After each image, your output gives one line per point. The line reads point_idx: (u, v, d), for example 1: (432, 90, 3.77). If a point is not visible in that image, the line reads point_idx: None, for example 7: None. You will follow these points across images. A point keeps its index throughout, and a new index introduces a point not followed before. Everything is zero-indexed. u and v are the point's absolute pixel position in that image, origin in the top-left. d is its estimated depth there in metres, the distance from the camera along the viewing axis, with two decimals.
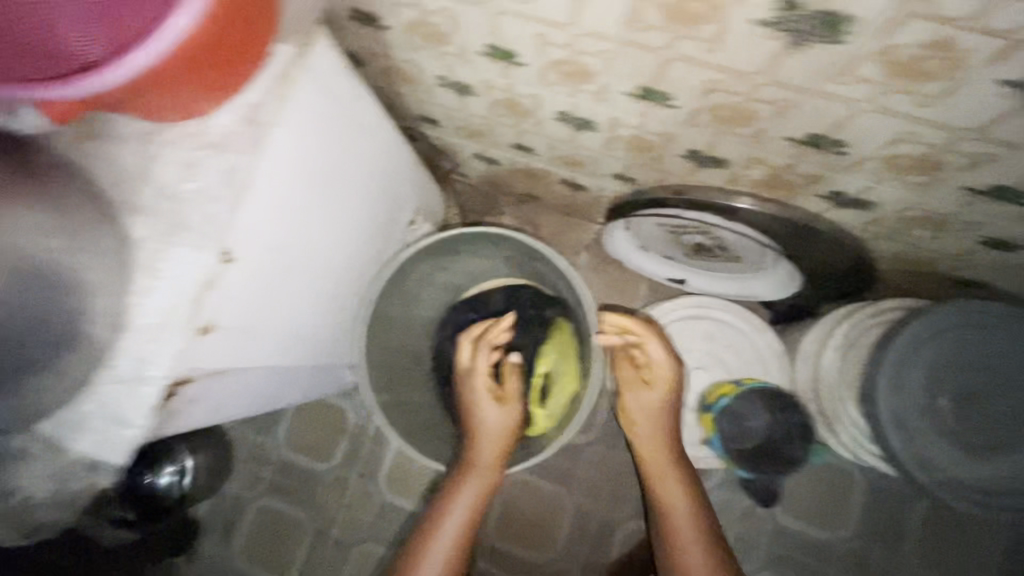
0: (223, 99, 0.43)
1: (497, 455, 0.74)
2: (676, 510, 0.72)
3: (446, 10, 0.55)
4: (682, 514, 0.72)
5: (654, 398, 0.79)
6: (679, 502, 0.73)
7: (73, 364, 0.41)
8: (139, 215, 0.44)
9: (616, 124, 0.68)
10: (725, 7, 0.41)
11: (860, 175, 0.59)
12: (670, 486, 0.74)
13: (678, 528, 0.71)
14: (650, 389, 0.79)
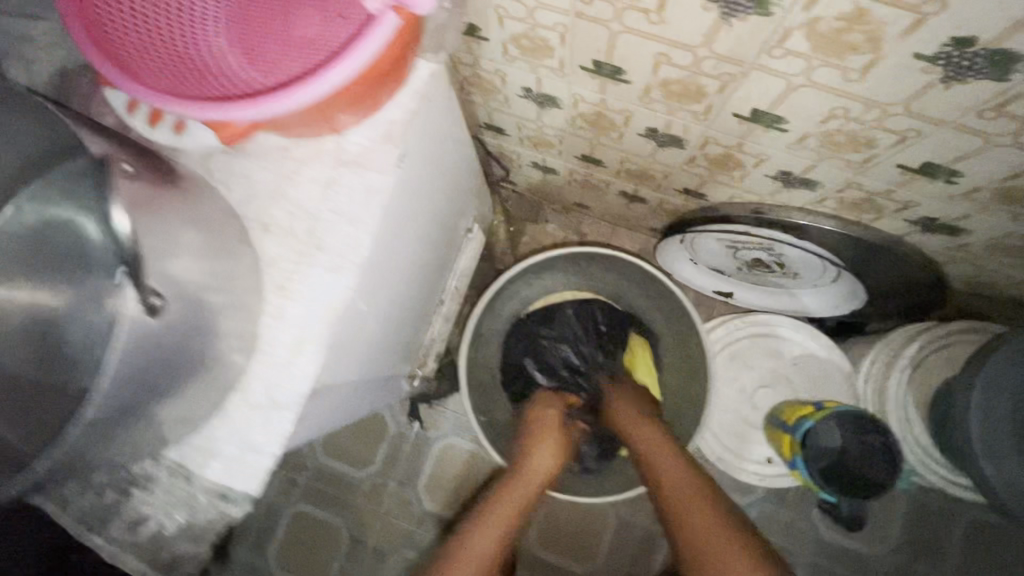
0: (365, 116, 0.41)
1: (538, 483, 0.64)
2: (661, 459, 0.62)
3: (562, 27, 0.54)
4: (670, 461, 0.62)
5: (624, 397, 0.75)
6: (659, 453, 0.63)
7: (210, 390, 0.39)
8: (272, 235, 0.42)
9: (707, 144, 0.67)
10: (888, 39, 0.40)
11: (970, 206, 0.59)
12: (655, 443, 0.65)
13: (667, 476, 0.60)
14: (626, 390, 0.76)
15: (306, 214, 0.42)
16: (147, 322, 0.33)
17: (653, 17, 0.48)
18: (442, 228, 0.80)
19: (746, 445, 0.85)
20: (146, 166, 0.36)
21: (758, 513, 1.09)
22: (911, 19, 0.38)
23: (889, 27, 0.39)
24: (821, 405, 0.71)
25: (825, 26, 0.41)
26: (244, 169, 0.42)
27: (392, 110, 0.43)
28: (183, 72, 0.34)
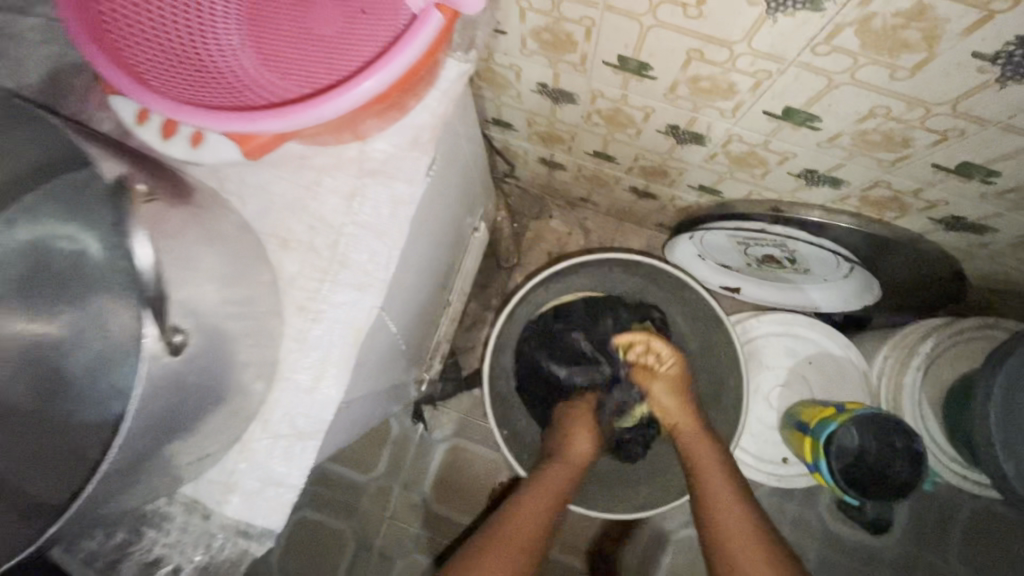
0: (391, 120, 0.38)
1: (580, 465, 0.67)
2: (707, 480, 0.63)
3: (589, 19, 0.51)
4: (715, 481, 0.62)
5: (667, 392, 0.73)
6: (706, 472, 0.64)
7: (230, 423, 0.36)
8: (292, 252, 0.39)
9: (730, 140, 0.65)
10: (945, 37, 0.38)
11: (1000, 206, 0.58)
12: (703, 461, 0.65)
13: (716, 503, 0.60)
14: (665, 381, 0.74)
15: (328, 228, 0.39)
16: (167, 361, 0.30)
17: (690, 11, 0.45)
18: (452, 228, 0.74)
19: (761, 445, 0.84)
20: (160, 184, 0.33)
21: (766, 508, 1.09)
22: (974, 17, 0.36)
23: (950, 25, 0.37)
24: (843, 407, 0.70)
25: (879, 23, 0.39)
26: (258, 179, 0.39)
27: (419, 113, 0.40)
28: (211, 85, 0.36)
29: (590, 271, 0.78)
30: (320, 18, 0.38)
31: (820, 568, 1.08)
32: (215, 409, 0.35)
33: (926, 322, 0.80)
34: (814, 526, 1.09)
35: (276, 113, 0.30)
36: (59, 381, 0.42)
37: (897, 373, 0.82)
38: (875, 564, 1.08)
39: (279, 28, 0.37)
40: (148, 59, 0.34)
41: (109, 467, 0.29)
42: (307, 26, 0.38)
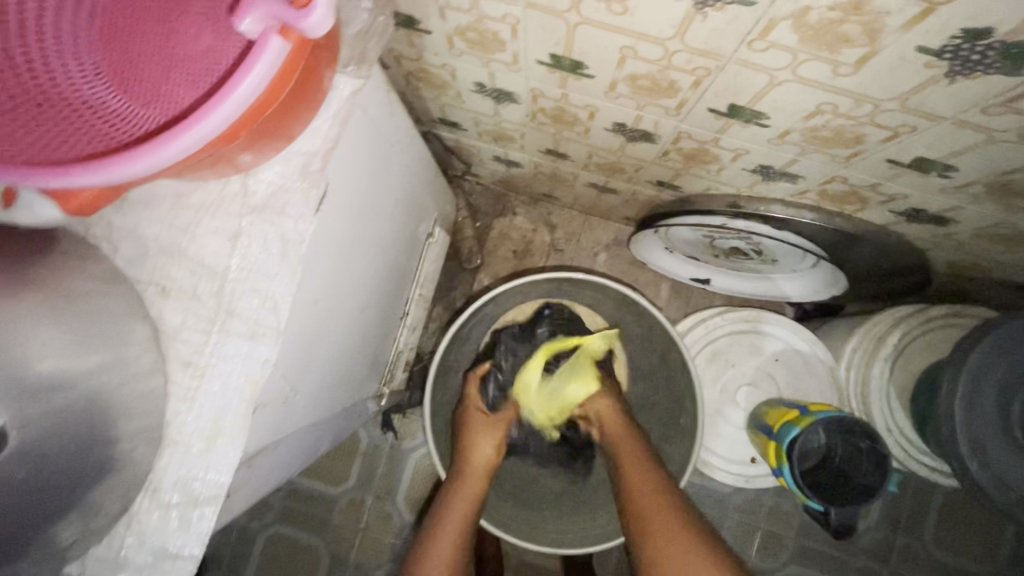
0: (273, 151, 0.34)
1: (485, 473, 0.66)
2: (634, 477, 0.58)
3: (512, 17, 0.47)
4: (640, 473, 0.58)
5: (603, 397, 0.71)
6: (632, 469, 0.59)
7: (114, 499, 0.32)
8: (173, 300, 0.35)
9: (679, 137, 0.61)
10: (887, 30, 0.35)
11: (961, 198, 0.55)
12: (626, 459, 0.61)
13: (638, 497, 0.56)
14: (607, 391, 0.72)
15: (211, 273, 0.35)
16: None
17: (615, 7, 0.41)
18: (396, 240, 0.71)
19: (730, 446, 0.82)
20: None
21: (743, 501, 1.08)
22: (916, 8, 0.32)
23: (890, 18, 0.34)
24: (805, 410, 0.69)
25: (815, 17, 0.35)
26: (130, 222, 0.35)
27: (308, 139, 0.35)
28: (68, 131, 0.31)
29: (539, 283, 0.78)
30: (186, 33, 0.33)
31: (799, 556, 1.08)
32: (85, 492, 0.31)
33: (897, 309, 0.78)
34: (793, 516, 1.08)
35: (90, 164, 0.25)
36: None
37: (865, 367, 0.80)
38: (853, 550, 1.08)
39: (137, 52, 0.32)
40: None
41: None
42: (170, 47, 0.33)
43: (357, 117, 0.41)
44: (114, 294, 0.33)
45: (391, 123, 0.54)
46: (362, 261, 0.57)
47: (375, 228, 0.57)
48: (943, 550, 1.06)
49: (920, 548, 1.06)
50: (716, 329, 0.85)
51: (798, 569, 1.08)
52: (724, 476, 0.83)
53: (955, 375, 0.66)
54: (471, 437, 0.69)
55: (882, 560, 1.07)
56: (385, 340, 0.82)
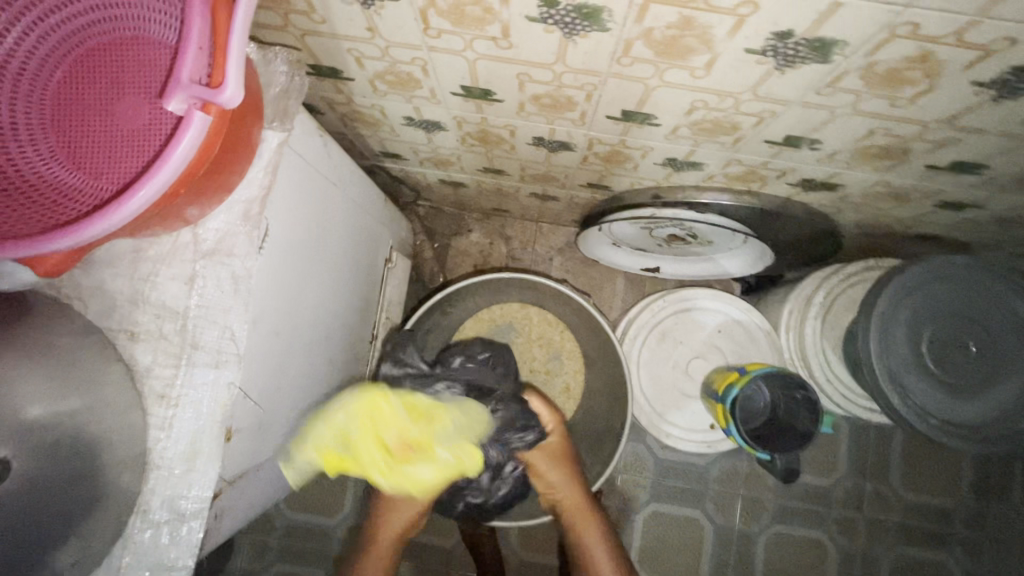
0: (215, 202, 0.39)
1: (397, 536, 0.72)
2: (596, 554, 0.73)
3: (420, 59, 0.53)
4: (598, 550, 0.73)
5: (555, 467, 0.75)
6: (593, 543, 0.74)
7: (105, 524, 0.37)
8: (142, 342, 0.40)
9: (593, 142, 0.68)
10: (717, 39, 0.42)
11: (838, 166, 0.63)
12: (583, 525, 0.75)
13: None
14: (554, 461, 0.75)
15: (174, 313, 0.40)
16: None
17: (501, 43, 0.48)
18: (354, 269, 0.76)
19: (690, 418, 0.89)
20: None
21: (721, 471, 1.14)
22: (729, 20, 0.39)
23: (715, 30, 0.41)
24: (745, 370, 0.76)
25: (657, 35, 0.42)
26: (95, 280, 0.40)
27: (245, 189, 0.41)
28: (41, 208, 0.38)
29: (498, 286, 0.85)
30: (126, 114, 0.38)
31: (780, 517, 1.13)
32: (77, 518, 0.35)
33: (819, 273, 0.85)
34: (767, 478, 1.14)
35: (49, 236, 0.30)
36: None
37: (799, 327, 0.87)
38: (830, 504, 1.13)
39: (90, 135, 0.38)
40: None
41: None
42: (114, 127, 0.38)
43: (296, 168, 0.48)
44: (88, 343, 0.37)
45: (330, 165, 0.61)
46: (320, 291, 0.62)
47: (329, 259, 0.63)
48: (910, 490, 1.12)
49: (889, 490, 1.13)
50: (663, 310, 0.92)
51: (781, 529, 1.13)
52: (688, 446, 0.89)
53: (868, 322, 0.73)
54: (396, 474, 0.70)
55: (857, 508, 1.13)
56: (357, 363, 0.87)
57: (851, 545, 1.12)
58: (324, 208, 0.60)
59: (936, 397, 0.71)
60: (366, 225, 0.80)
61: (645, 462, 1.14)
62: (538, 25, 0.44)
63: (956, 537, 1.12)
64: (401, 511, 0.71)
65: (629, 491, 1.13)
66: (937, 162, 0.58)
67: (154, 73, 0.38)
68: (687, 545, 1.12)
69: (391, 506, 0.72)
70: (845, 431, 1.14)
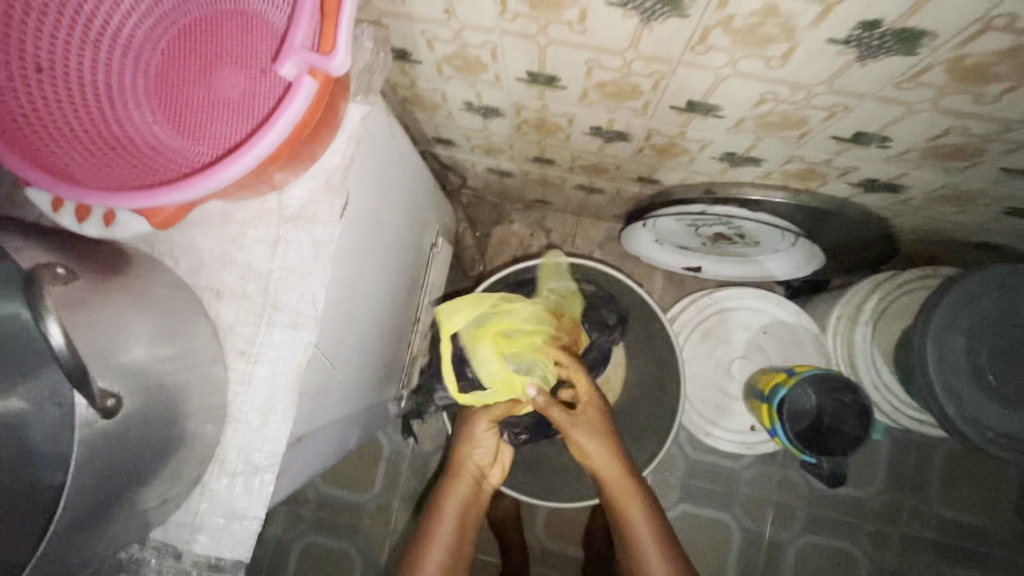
0: (302, 169, 0.41)
1: (475, 479, 0.68)
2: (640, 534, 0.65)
3: (491, 43, 0.54)
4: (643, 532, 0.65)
5: (591, 433, 0.67)
6: (636, 523, 0.65)
7: (190, 467, 0.39)
8: (226, 300, 0.42)
9: (651, 133, 0.67)
10: (800, 28, 0.41)
11: (905, 165, 0.61)
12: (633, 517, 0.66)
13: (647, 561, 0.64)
14: (595, 424, 0.67)
15: (257, 274, 0.42)
16: (101, 424, 0.31)
17: (576, 27, 0.48)
18: (406, 250, 0.78)
19: (728, 417, 0.90)
20: (81, 266, 0.34)
21: (753, 475, 1.13)
22: (815, 8, 0.39)
23: (799, 19, 0.41)
24: (793, 371, 0.75)
25: (738, 22, 0.42)
26: (187, 239, 0.42)
27: (330, 158, 0.43)
28: (140, 167, 0.40)
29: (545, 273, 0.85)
30: (225, 81, 0.40)
31: (812, 527, 1.11)
32: (166, 457, 0.36)
33: (872, 278, 0.83)
34: (800, 486, 1.12)
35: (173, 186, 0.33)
36: (17, 450, 0.40)
37: (848, 332, 0.85)
38: (865, 517, 1.11)
39: (188, 102, 0.40)
40: (78, 160, 0.38)
41: (61, 530, 0.31)
42: (212, 93, 0.40)
43: (374, 143, 0.50)
44: (181, 297, 0.39)
45: (394, 146, 0.63)
46: (378, 267, 0.64)
47: (387, 238, 0.65)
48: (952, 508, 1.09)
49: (928, 508, 1.10)
50: (707, 309, 0.92)
51: (813, 539, 1.11)
52: (726, 444, 0.91)
53: (925, 330, 0.71)
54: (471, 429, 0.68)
55: (893, 523, 1.10)
56: (401, 346, 0.89)
57: (884, 560, 1.10)
58: (386, 186, 0.61)
59: (993, 410, 0.69)
60: (419, 209, 0.82)
61: (675, 461, 1.14)
62: (616, 10, 0.44)
63: (999, 562, 1.08)
64: (483, 451, 0.69)
65: (658, 489, 1.13)
66: (1013, 164, 0.56)
67: (252, 44, 0.40)
68: (715, 548, 1.11)
69: (469, 449, 0.68)
70: (884, 443, 1.11)
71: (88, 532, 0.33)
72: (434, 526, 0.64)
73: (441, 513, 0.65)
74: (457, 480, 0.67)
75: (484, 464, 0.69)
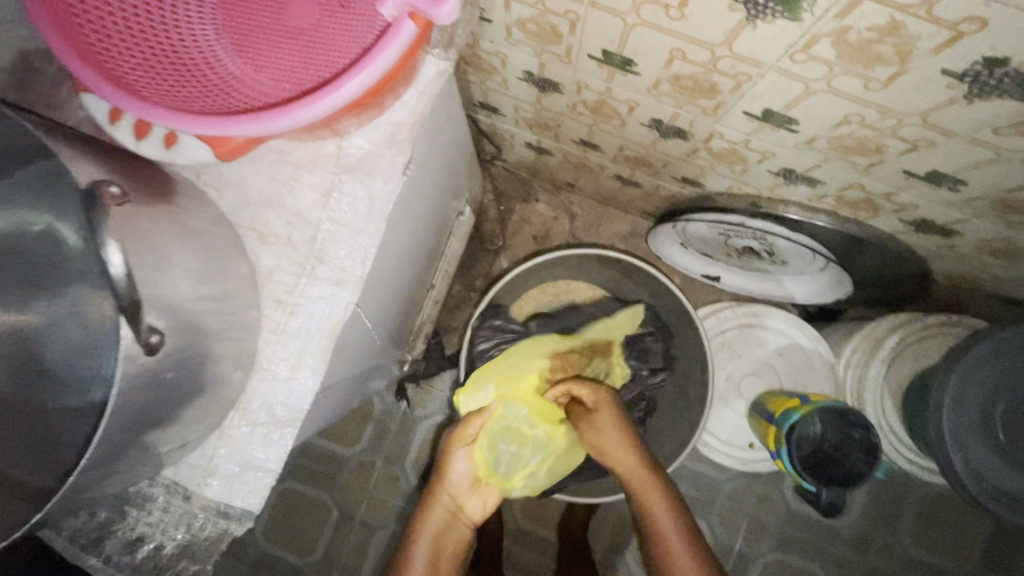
0: (368, 120, 0.39)
1: (448, 507, 0.59)
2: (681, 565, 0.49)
3: (573, 13, 0.51)
4: (670, 528, 0.51)
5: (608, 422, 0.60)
6: (656, 510, 0.53)
7: (213, 411, 0.38)
8: (269, 245, 0.40)
9: (712, 135, 0.65)
10: (917, 52, 0.39)
11: (969, 209, 0.60)
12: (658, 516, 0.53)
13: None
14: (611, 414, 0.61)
15: (305, 223, 0.40)
16: (144, 361, 0.30)
17: (675, 13, 0.45)
18: (436, 215, 0.76)
19: (730, 432, 0.91)
20: (132, 187, 0.32)
21: (734, 489, 1.14)
22: (943, 35, 0.37)
23: (920, 43, 0.38)
24: (806, 399, 0.75)
25: (851, 36, 0.40)
26: (236, 174, 0.40)
27: (397, 111, 0.41)
28: (198, 89, 0.37)
29: (573, 261, 0.82)
30: (297, 8, 0.37)
31: (783, 545, 1.13)
32: (193, 400, 0.35)
33: (895, 317, 0.83)
34: (778, 505, 1.14)
35: (253, 118, 0.32)
36: (39, 365, 0.40)
37: (862, 366, 0.86)
38: (834, 543, 1.13)
39: (256, 26, 0.38)
40: (130, 66, 0.34)
41: (88, 466, 0.29)
42: (283, 20, 0.37)
43: (439, 105, 0.48)
44: (226, 233, 0.38)
45: (446, 110, 0.60)
46: (408, 232, 0.62)
47: (421, 203, 0.63)
48: (921, 549, 1.11)
49: (897, 545, 1.11)
50: (728, 319, 0.92)
51: (782, 556, 1.13)
52: (723, 456, 0.92)
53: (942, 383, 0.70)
54: (449, 458, 0.63)
55: (859, 553, 1.13)
56: (413, 311, 0.88)
57: None
58: (430, 150, 0.59)
59: (997, 465, 0.69)
60: (455, 175, 0.80)
61: None
62: (725, 0, 0.41)
63: None
64: (460, 484, 0.62)
65: None
66: None
67: None
68: None
69: (448, 470, 0.62)
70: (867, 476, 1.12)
71: (114, 466, 0.32)
72: (408, 561, 0.55)
73: (414, 544, 0.56)
74: (422, 515, 0.58)
75: (462, 495, 0.61)
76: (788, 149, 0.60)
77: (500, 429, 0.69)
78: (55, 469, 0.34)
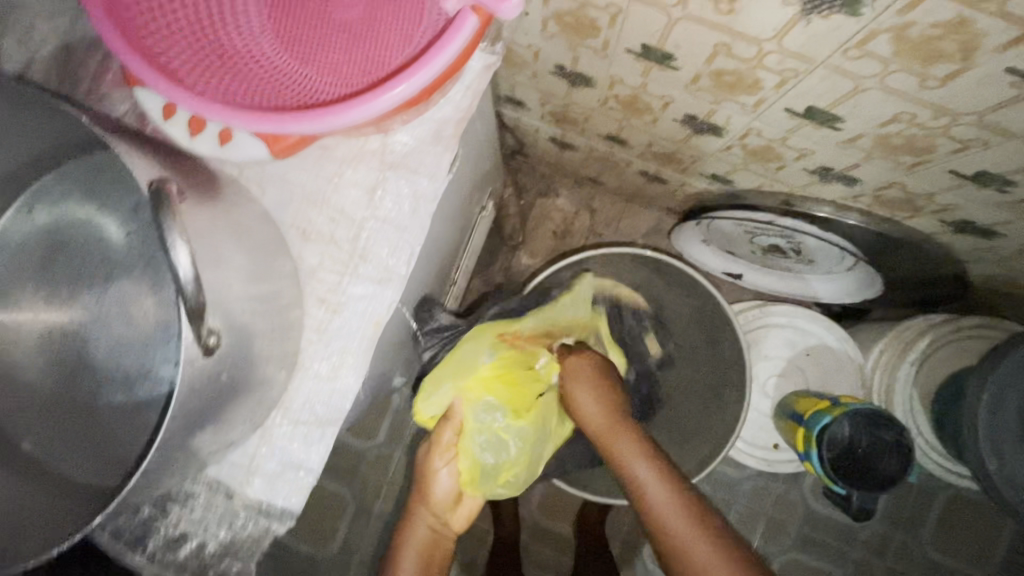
0: (414, 116, 0.39)
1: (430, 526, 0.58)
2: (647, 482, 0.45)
3: (615, 7, 0.50)
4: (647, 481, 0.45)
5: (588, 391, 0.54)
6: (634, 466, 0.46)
7: (259, 410, 0.37)
8: (312, 243, 0.40)
9: (748, 132, 0.63)
10: (981, 48, 0.38)
11: (1013, 210, 0.58)
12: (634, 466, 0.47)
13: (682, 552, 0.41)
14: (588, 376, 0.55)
15: (349, 220, 0.40)
16: (201, 362, 0.30)
17: (725, 7, 0.44)
18: (462, 212, 0.76)
19: (755, 432, 0.91)
20: (188, 182, 0.32)
21: (752, 487, 1.14)
22: (1013, 32, 0.36)
23: (987, 40, 0.37)
24: (838, 400, 0.75)
25: (912, 33, 0.38)
26: (279, 169, 0.40)
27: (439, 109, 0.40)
28: (243, 82, 0.36)
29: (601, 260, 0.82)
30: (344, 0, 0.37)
31: (802, 546, 1.13)
32: (242, 400, 0.35)
33: (927, 318, 0.82)
34: (797, 505, 1.13)
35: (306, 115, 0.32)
36: (79, 363, 0.39)
37: (892, 368, 0.84)
38: (853, 544, 1.12)
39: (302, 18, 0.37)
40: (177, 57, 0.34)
41: (146, 468, 0.29)
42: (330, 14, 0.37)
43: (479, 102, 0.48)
44: (272, 230, 0.37)
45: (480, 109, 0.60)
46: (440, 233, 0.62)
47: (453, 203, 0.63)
48: (942, 551, 1.10)
49: (916, 547, 1.10)
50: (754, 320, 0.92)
51: (800, 557, 1.12)
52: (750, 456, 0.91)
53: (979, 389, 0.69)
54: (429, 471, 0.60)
55: (879, 554, 1.12)
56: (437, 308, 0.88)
57: None
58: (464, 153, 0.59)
59: None
60: (481, 171, 0.80)
61: None
62: None
63: None
64: (442, 502, 0.59)
65: None
66: None
67: None
68: None
69: (431, 484, 0.60)
70: None
71: (166, 466, 0.32)
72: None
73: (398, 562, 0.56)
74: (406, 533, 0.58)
75: (449, 509, 0.59)
76: (828, 147, 0.59)
77: (472, 433, 0.61)
78: (115, 465, 0.35)
